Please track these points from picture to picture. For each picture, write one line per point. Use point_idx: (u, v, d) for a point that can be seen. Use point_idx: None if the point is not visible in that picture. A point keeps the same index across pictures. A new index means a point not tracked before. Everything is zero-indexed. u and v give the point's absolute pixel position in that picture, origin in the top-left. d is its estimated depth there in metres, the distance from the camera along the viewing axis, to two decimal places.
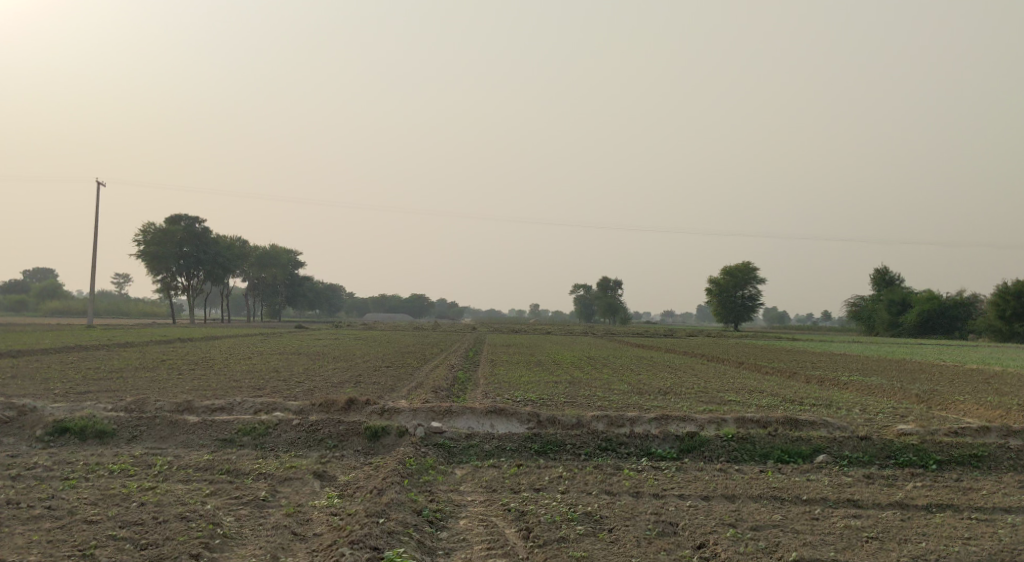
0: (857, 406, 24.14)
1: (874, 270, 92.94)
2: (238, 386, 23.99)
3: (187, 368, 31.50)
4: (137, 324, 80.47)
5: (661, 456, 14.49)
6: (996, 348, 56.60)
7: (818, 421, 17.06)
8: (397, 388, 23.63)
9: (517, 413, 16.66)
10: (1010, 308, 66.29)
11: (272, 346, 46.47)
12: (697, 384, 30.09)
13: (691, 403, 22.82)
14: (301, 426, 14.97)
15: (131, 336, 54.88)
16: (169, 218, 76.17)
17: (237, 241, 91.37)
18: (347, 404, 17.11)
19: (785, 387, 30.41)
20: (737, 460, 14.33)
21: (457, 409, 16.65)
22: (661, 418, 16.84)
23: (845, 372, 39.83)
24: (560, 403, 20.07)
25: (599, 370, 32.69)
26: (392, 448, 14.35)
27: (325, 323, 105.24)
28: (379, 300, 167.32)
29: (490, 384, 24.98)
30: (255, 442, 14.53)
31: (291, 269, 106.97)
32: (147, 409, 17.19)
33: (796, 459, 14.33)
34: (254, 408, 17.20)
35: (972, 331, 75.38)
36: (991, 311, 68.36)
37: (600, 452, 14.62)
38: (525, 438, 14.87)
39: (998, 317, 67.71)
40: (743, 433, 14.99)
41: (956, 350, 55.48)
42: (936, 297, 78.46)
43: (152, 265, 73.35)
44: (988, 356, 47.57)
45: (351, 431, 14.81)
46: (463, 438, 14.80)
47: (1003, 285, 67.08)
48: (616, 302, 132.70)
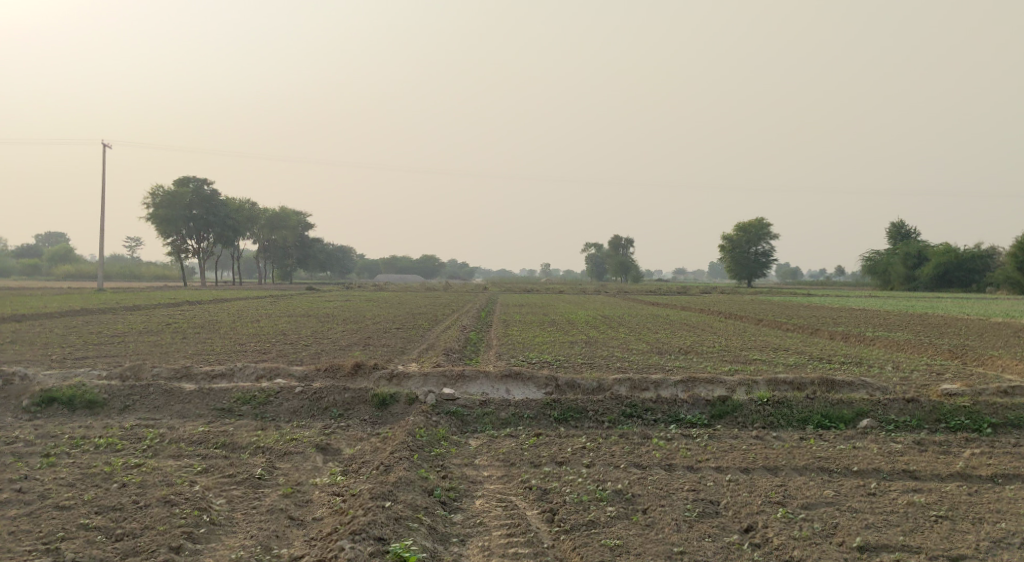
0: (890, 364, 23.06)
1: (891, 223, 91.09)
2: (243, 349, 23.14)
3: (193, 331, 30.73)
4: (148, 286, 80.00)
5: (691, 423, 13.45)
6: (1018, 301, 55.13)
7: (856, 382, 15.95)
8: (407, 351, 22.70)
9: (534, 377, 15.66)
10: None
11: (281, 308, 45.68)
12: (718, 342, 29.08)
13: (715, 362, 21.81)
14: (303, 394, 13.97)
15: (140, 299, 54.24)
16: (178, 180, 75.04)
17: (247, 203, 90.42)
18: (354, 369, 16.12)
19: (808, 344, 29.34)
20: (774, 426, 13.28)
21: (471, 373, 15.65)
22: (687, 380, 15.78)
23: (868, 327, 38.73)
24: (579, 365, 19.07)
25: (616, 329, 31.71)
26: (400, 417, 13.36)
27: (336, 284, 104.71)
28: (390, 260, 166.50)
29: (504, 346, 24.05)
30: (255, 411, 13.57)
31: (301, 230, 106.10)
32: (144, 375, 16.26)
33: (837, 424, 13.25)
34: (256, 373, 16.25)
35: (990, 284, 73.75)
36: (1010, 262, 66.63)
37: (624, 419, 13.58)
38: (544, 404, 13.84)
39: (1018, 270, 66.07)
40: (778, 397, 13.90)
41: (976, 303, 54.09)
42: (954, 249, 76.71)
43: (162, 228, 72.36)
44: (1012, 309, 46.17)
45: (357, 399, 13.82)
46: (478, 406, 13.77)
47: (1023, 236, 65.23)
48: (629, 261, 131.33)
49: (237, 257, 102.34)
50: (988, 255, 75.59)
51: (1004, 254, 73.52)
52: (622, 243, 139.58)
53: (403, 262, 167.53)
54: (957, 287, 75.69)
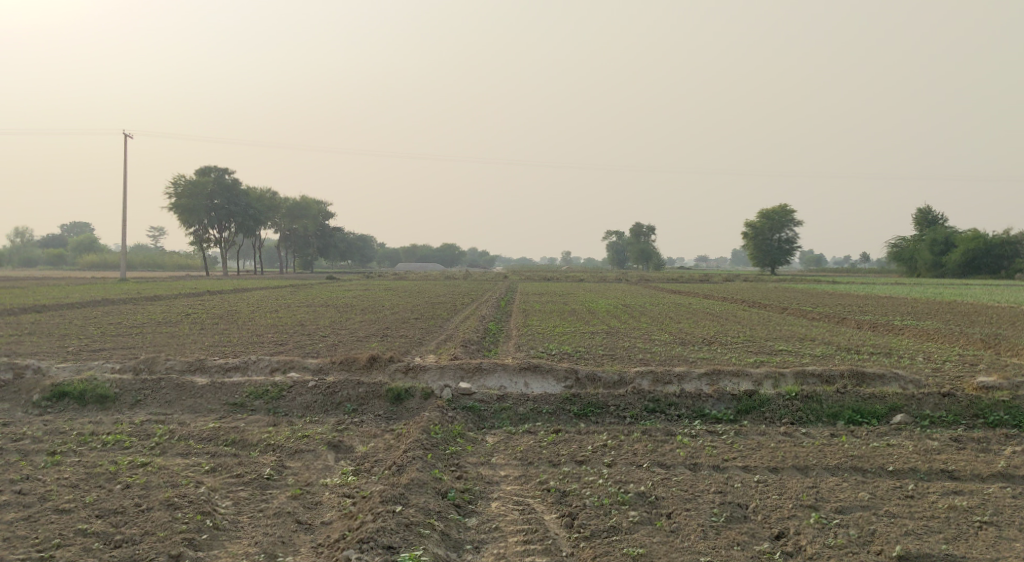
0: (921, 354, 22.41)
1: (918, 209, 89.50)
2: (260, 341, 22.91)
3: (211, 322, 30.58)
4: (170, 276, 80.41)
5: (716, 418, 12.98)
6: None
7: (888, 374, 15.38)
8: (425, 342, 22.38)
9: (553, 369, 15.25)
10: None
11: (300, 298, 45.52)
12: (742, 332, 28.47)
13: (740, 354, 21.26)
14: (317, 388, 13.66)
15: (163, 289, 54.44)
16: (200, 169, 75.26)
17: (268, 193, 90.62)
18: (369, 362, 15.80)
19: (834, 334, 28.66)
20: (803, 422, 12.77)
21: (488, 366, 15.26)
22: (711, 373, 15.31)
23: (896, 315, 37.88)
24: (600, 356, 18.63)
25: (637, 319, 31.18)
26: (416, 412, 13.01)
27: (356, 273, 104.73)
28: (411, 249, 166.53)
29: (524, 336, 23.63)
30: (267, 406, 13.29)
31: (322, 220, 106.18)
32: (157, 368, 16.03)
33: (869, 420, 12.72)
34: (271, 366, 15.98)
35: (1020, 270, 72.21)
36: None
37: (647, 414, 13.15)
38: (563, 399, 13.42)
39: None
40: (807, 391, 13.39)
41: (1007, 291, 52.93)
42: (983, 235, 75.19)
43: (184, 217, 72.51)
44: None
45: (372, 394, 13.49)
46: (495, 400, 13.38)
47: None
48: (650, 248, 130.36)
49: (259, 247, 102.60)
50: (1017, 241, 74.06)
51: None
52: (643, 231, 138.51)
53: (423, 251, 167.43)
54: (985, 274, 74.19)
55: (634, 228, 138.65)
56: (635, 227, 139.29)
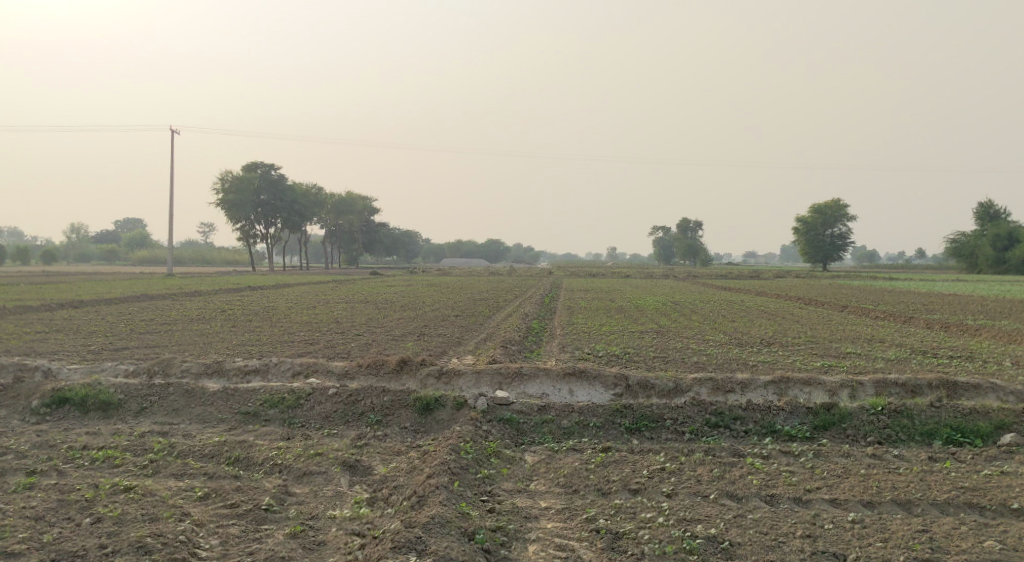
0: (1008, 359, 20.25)
1: (978, 203, 85.40)
2: (290, 340, 21.72)
3: (245, 319, 29.64)
4: (216, 272, 80.49)
5: (790, 436, 11.30)
6: None
7: (984, 384, 13.47)
8: (463, 342, 20.99)
9: (601, 375, 13.72)
10: None
11: (341, 294, 44.58)
12: (804, 332, 26.47)
13: (804, 357, 19.40)
14: (338, 396, 12.29)
15: (207, 284, 54.18)
16: (247, 165, 75.14)
17: (313, 189, 90.40)
18: (399, 365, 14.40)
19: (904, 335, 26.47)
20: (893, 442, 11.01)
21: (529, 371, 13.80)
22: (779, 381, 13.59)
23: (966, 315, 35.33)
24: (652, 359, 17.01)
25: (689, 317, 29.38)
26: (447, 425, 11.57)
27: (401, 268, 104.12)
28: (456, 246, 166.00)
29: (568, 336, 22.05)
30: (283, 416, 11.98)
31: (367, 215, 105.72)
32: (172, 371, 14.84)
33: (972, 440, 10.89)
34: (293, 369, 14.71)
35: None
36: None
37: (709, 429, 11.52)
38: (612, 411, 11.84)
39: None
40: (896, 404, 11.61)
41: None
42: None
43: (229, 212, 72.34)
44: None
45: (398, 403, 12.07)
46: (536, 412, 11.88)
47: None
48: (696, 244, 127.40)
49: (304, 243, 102.49)
50: None
51: None
52: (687, 227, 137.73)
53: (467, 246, 166.60)
54: None
55: (680, 223, 135.85)
56: (681, 223, 136.44)
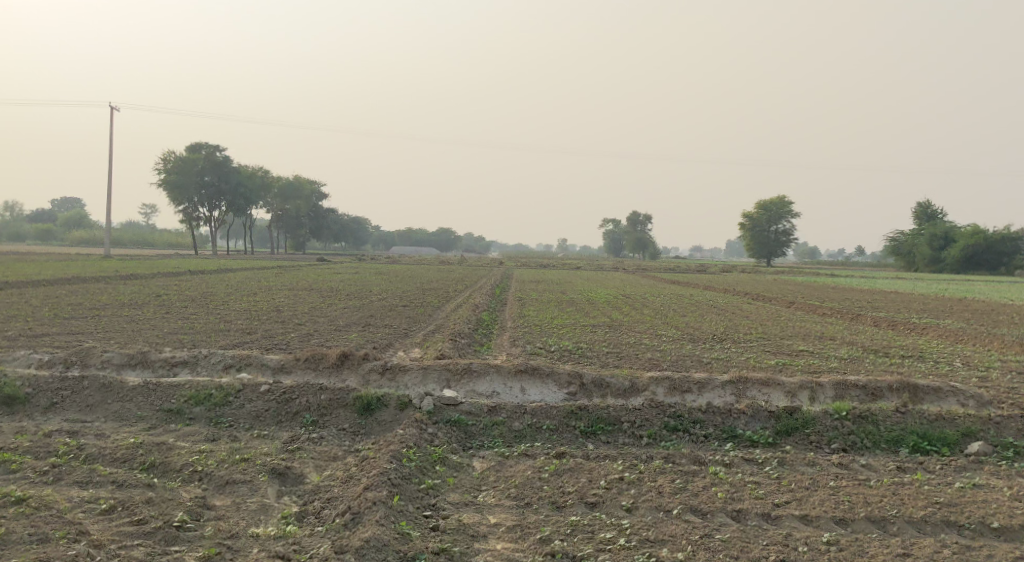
0: (958, 359, 20.21)
1: (917, 203, 87.23)
2: (225, 329, 20.54)
3: (181, 305, 28.26)
4: (154, 255, 77.65)
5: (752, 441, 10.74)
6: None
7: (944, 388, 13.13)
8: (410, 334, 20.12)
9: (554, 372, 13.05)
10: None
11: (284, 280, 43.02)
12: (755, 329, 26.20)
13: (758, 355, 18.95)
14: (270, 394, 11.34)
15: (145, 268, 51.95)
16: (191, 146, 72.58)
17: (260, 172, 88.04)
18: (340, 359, 13.47)
19: (853, 333, 26.35)
20: (858, 449, 10.53)
21: (478, 368, 13.05)
22: (738, 381, 13.04)
23: (911, 313, 35.70)
24: (605, 354, 16.41)
25: (641, 311, 28.87)
26: (389, 427, 10.73)
27: (349, 255, 102.04)
28: (406, 233, 164.31)
29: (519, 329, 21.35)
30: (209, 415, 10.98)
31: (315, 200, 103.56)
32: (90, 363, 13.66)
33: (939, 448, 10.47)
34: (224, 362, 13.66)
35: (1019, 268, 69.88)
36: None
37: (668, 433, 10.89)
38: (566, 413, 11.12)
39: None
40: (860, 408, 11.14)
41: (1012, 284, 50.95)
42: (981, 230, 72.58)
43: (172, 193, 69.86)
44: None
45: (336, 402, 11.18)
46: (486, 413, 11.10)
47: None
48: (646, 237, 128.14)
49: (249, 227, 99.86)
50: (1016, 238, 71.48)
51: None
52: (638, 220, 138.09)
53: (416, 233, 164.71)
54: (984, 270, 71.68)
55: (630, 216, 136.45)
56: (631, 217, 136.92)
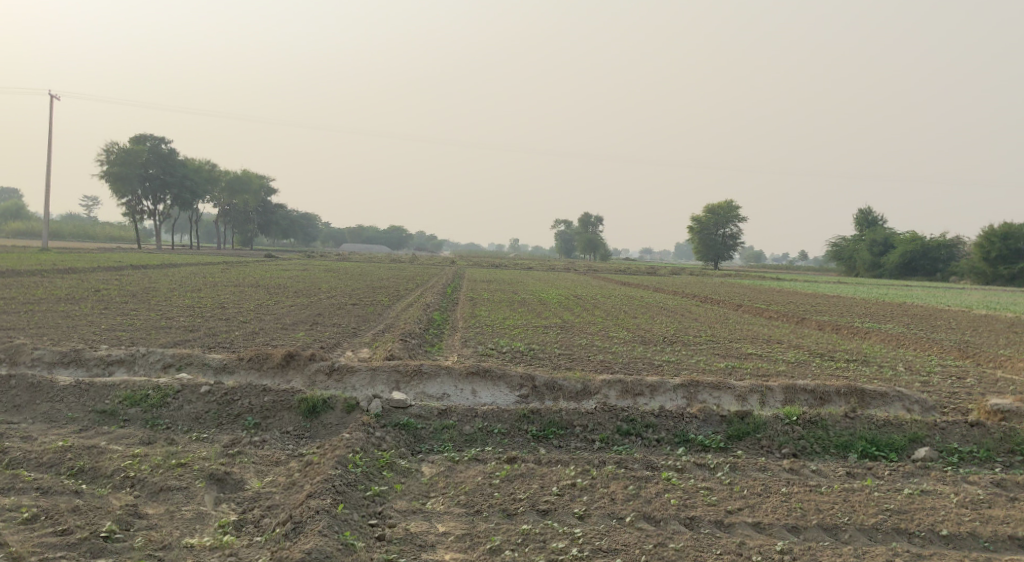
0: (901, 363, 20.55)
1: (859, 209, 89.21)
2: (167, 326, 19.85)
3: (120, 300, 27.32)
4: (95, 248, 75.28)
5: (703, 446, 10.67)
6: (987, 289, 52.42)
7: (890, 393, 13.28)
8: (359, 334, 19.71)
9: (506, 375, 12.84)
10: (994, 250, 57.84)
11: (230, 276, 42.01)
12: (704, 332, 26.35)
13: (707, 357, 19.01)
14: (210, 395, 10.89)
15: (85, 261, 50.31)
16: (135, 137, 70.55)
17: (207, 165, 86.06)
18: (285, 359, 13.05)
19: (799, 337, 26.71)
20: (808, 454, 10.54)
21: (428, 369, 12.77)
22: (689, 384, 12.99)
23: (855, 317, 36.36)
24: (557, 356, 16.28)
25: (592, 312, 28.87)
26: (335, 431, 10.40)
27: (298, 252, 100.45)
28: (357, 230, 162.57)
29: (470, 329, 21.11)
30: (145, 416, 10.50)
31: (264, 195, 101.65)
32: (20, 361, 13.03)
33: (887, 453, 10.54)
34: (163, 361, 13.13)
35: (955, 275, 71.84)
36: (975, 253, 59.93)
37: (620, 438, 10.77)
38: (518, 417, 10.92)
39: (983, 260, 59.06)
40: (810, 413, 11.16)
41: (949, 290, 52.34)
42: (919, 237, 74.39)
43: (115, 185, 67.81)
44: (988, 300, 43.87)
45: (280, 404, 10.79)
46: (435, 416, 10.82)
47: (989, 226, 58.89)
48: (597, 238, 128.86)
49: (195, 222, 97.56)
50: (953, 245, 73.48)
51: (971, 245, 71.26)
52: (590, 222, 138.71)
53: (367, 230, 163.08)
54: (922, 276, 73.52)
55: (582, 218, 137.04)
56: (583, 218, 137.51)
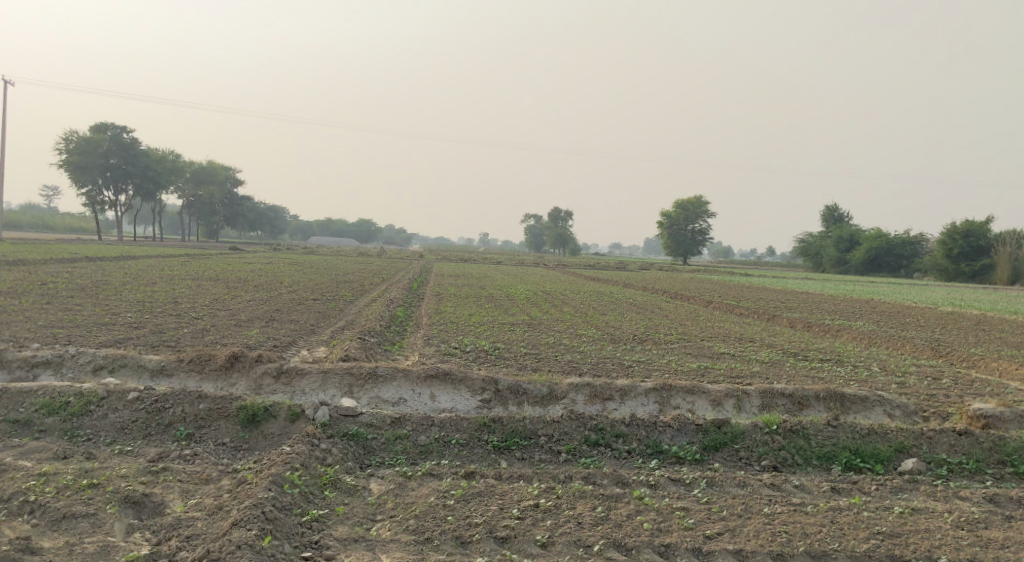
0: (875, 363, 20.05)
1: (826, 206, 89.52)
2: (111, 322, 18.69)
3: (68, 295, 25.97)
4: (53, 239, 73.07)
5: (678, 458, 9.92)
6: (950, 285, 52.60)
7: (871, 397, 12.61)
8: (317, 331, 18.74)
9: (467, 378, 11.96)
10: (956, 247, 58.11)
11: (190, 269, 40.58)
12: (675, 329, 25.70)
13: (680, 357, 18.30)
14: (139, 403, 9.87)
15: (39, 252, 48.52)
16: (95, 125, 68.44)
17: (171, 155, 83.89)
18: (229, 361, 12.01)
19: (771, 335, 26.13)
20: (789, 467, 9.85)
21: (384, 372, 11.85)
22: (661, 388, 12.23)
23: (825, 314, 36.03)
24: (523, 356, 15.47)
25: (561, 309, 28.13)
26: (276, 443, 9.48)
27: (266, 244, 98.56)
28: (325, 223, 160.47)
29: (433, 326, 20.23)
30: (64, 428, 9.49)
31: (229, 187, 99.44)
32: None
33: (872, 465, 9.88)
34: (94, 363, 12.04)
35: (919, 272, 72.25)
36: (938, 249, 60.21)
37: (588, 449, 9.97)
38: (478, 426, 10.04)
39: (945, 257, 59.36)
40: (792, 422, 10.42)
41: (914, 285, 52.45)
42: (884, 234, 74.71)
43: (75, 175, 65.65)
44: (954, 295, 43.77)
45: (217, 413, 9.81)
46: (388, 425, 9.91)
47: (952, 223, 59.14)
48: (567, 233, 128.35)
49: (158, 213, 95.16)
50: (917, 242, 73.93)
51: (934, 242, 71.79)
52: (559, 217, 138.08)
53: (336, 224, 160.94)
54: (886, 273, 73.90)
55: (552, 213, 136.51)
56: (552, 212, 136.92)
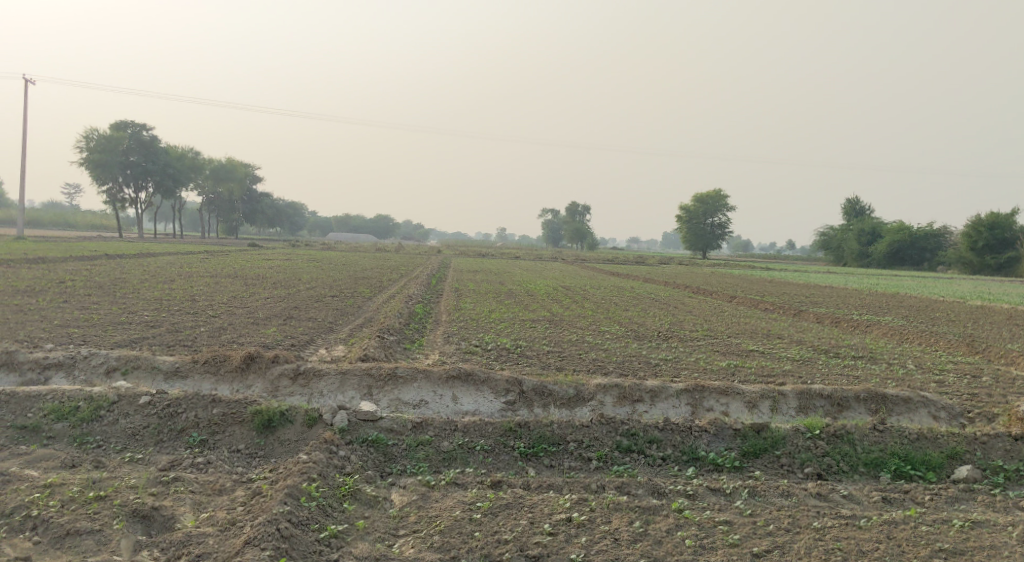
0: (909, 360, 19.39)
1: (847, 199, 88.18)
2: (127, 321, 18.36)
3: (86, 293, 25.70)
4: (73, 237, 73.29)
5: (715, 465, 9.38)
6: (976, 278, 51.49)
7: (914, 398, 11.98)
8: (335, 328, 18.32)
9: (491, 379, 11.46)
10: (981, 239, 56.86)
11: (208, 266, 40.36)
12: (700, 325, 25.14)
13: (707, 355, 17.74)
14: (151, 407, 9.46)
15: (58, 250, 48.46)
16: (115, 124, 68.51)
17: (190, 152, 83.98)
18: (244, 362, 11.59)
19: (798, 331, 25.46)
20: (833, 474, 9.29)
21: (404, 373, 11.39)
22: (693, 389, 11.67)
23: (851, 308, 35.26)
24: (547, 355, 14.98)
25: (582, 305, 27.55)
26: (293, 449, 9.05)
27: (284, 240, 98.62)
28: (343, 219, 160.49)
29: (454, 323, 19.74)
30: (73, 434, 9.11)
31: (248, 184, 99.44)
32: None
33: (924, 473, 9.30)
34: (107, 364, 11.66)
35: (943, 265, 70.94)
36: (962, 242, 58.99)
37: (619, 455, 9.46)
38: (504, 431, 9.54)
39: (970, 250, 58.12)
40: (835, 426, 9.84)
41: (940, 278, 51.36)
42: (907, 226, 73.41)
43: (94, 173, 65.69)
44: (981, 288, 42.70)
45: (231, 418, 9.39)
46: (410, 430, 9.44)
47: (977, 215, 57.94)
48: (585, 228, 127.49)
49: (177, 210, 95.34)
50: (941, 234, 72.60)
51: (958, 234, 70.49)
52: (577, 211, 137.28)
53: (354, 219, 160.99)
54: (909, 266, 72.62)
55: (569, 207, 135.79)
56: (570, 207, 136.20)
